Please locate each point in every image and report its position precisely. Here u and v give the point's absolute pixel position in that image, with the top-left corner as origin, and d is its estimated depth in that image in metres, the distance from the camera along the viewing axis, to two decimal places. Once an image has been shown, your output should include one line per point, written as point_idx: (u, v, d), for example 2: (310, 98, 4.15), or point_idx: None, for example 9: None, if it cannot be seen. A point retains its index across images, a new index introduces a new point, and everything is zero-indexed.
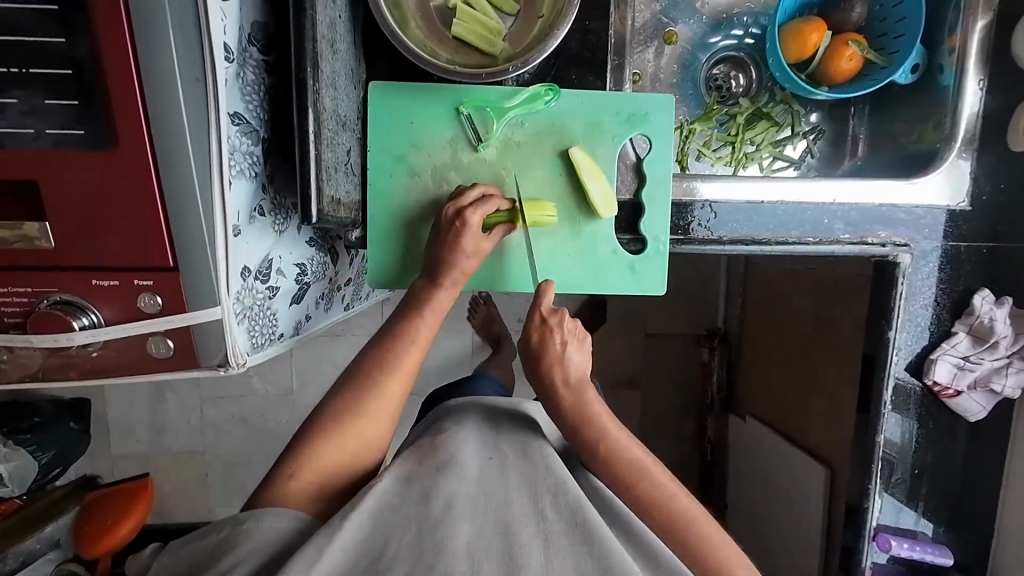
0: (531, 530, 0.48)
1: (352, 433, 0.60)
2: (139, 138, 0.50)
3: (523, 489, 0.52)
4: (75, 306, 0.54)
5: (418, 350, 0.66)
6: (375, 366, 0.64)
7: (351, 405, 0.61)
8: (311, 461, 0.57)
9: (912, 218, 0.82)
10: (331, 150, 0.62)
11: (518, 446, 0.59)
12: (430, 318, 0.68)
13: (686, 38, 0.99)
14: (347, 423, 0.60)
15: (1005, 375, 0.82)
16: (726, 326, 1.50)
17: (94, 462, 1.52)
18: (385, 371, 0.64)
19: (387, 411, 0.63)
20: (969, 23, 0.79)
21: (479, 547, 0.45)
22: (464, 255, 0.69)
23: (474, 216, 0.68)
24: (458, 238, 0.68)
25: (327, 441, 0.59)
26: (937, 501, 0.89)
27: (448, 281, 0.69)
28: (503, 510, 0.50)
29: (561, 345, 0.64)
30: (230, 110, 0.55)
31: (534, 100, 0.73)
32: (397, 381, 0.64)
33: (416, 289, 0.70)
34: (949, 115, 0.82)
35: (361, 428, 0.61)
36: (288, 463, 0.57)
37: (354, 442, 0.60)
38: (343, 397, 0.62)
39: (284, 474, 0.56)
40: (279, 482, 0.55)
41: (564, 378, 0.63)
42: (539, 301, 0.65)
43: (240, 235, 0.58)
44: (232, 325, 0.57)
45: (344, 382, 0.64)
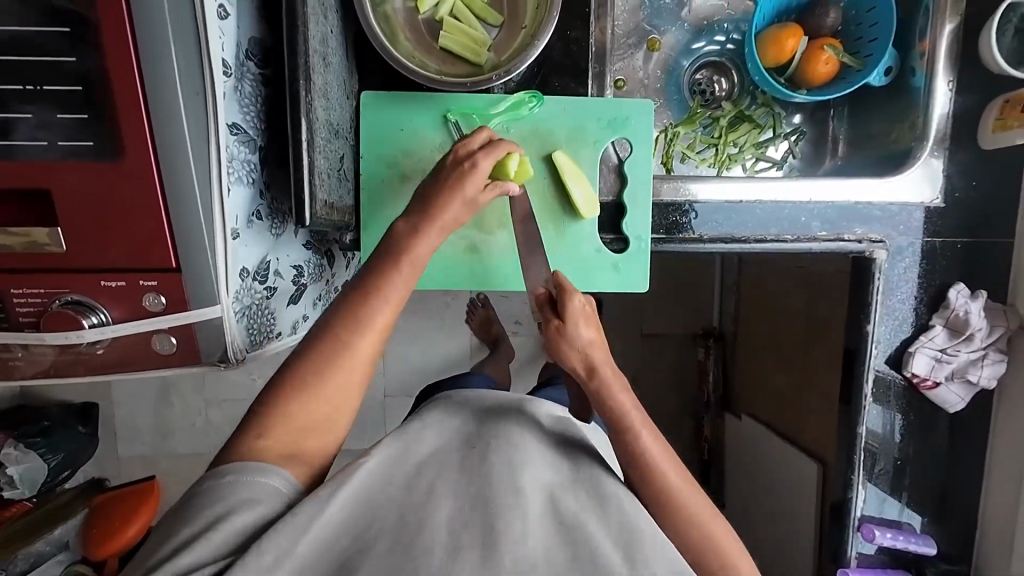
0: (508, 508, 0.49)
1: (325, 392, 0.57)
2: (143, 149, 0.54)
3: (502, 476, 0.51)
4: (84, 306, 0.58)
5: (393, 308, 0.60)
6: (343, 320, 0.58)
7: (322, 362, 0.57)
8: (279, 423, 0.56)
9: (886, 215, 0.85)
10: (324, 157, 0.66)
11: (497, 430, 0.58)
12: (407, 272, 0.61)
13: (670, 45, 1.03)
14: (319, 385, 0.57)
15: (981, 367, 0.84)
16: (721, 325, 1.51)
17: (102, 464, 1.57)
18: (355, 328, 0.58)
19: (358, 371, 0.59)
20: (937, 27, 0.82)
21: (458, 526, 0.47)
22: (461, 198, 0.65)
23: (483, 161, 0.66)
24: (461, 178, 0.65)
25: (299, 402, 0.57)
26: (921, 491, 0.91)
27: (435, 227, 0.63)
28: (484, 490, 0.50)
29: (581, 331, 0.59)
30: (228, 121, 0.58)
31: (518, 107, 0.77)
32: (370, 340, 0.58)
33: (398, 234, 0.63)
34: (922, 115, 0.85)
35: (328, 386, 0.57)
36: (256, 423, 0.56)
37: (325, 401, 0.57)
38: (312, 349, 0.58)
39: (254, 435, 0.55)
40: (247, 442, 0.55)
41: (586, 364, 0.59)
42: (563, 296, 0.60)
43: (239, 238, 0.61)
44: (232, 322, 0.61)
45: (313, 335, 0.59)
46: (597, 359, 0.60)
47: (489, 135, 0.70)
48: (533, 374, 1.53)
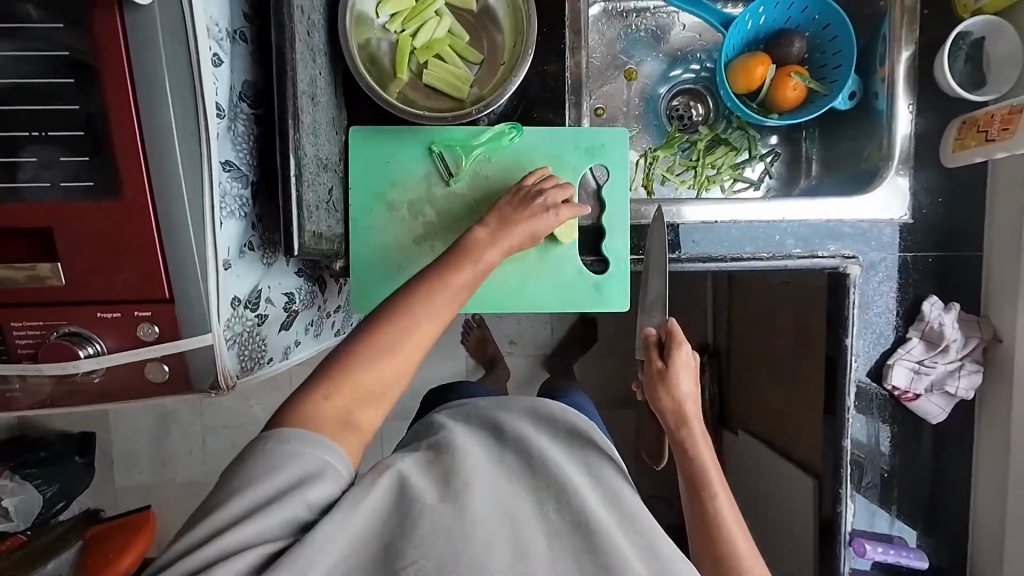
0: (535, 530, 0.51)
1: (383, 365, 0.57)
2: (141, 188, 0.57)
3: (528, 497, 0.54)
4: (81, 336, 0.60)
5: (457, 297, 0.64)
6: (421, 304, 0.62)
7: (397, 335, 0.59)
8: (342, 387, 0.56)
9: (858, 231, 0.88)
10: (313, 190, 0.69)
11: (519, 451, 0.58)
12: (473, 271, 0.67)
13: (647, 75, 1.08)
14: (388, 354, 0.58)
15: (958, 377, 0.86)
16: (714, 341, 1.53)
17: (99, 495, 1.57)
18: (421, 311, 0.61)
19: (418, 345, 0.60)
20: (894, 54, 0.87)
21: (493, 542, 0.48)
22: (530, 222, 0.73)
23: (565, 212, 0.75)
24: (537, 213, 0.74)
25: (363, 371, 0.57)
26: (911, 504, 0.91)
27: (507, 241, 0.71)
28: (512, 508, 0.52)
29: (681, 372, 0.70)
30: (221, 159, 0.62)
31: (499, 138, 0.81)
32: (431, 324, 0.61)
33: (472, 242, 0.69)
34: (886, 135, 0.89)
35: (392, 357, 0.58)
36: (324, 384, 0.56)
37: (391, 372, 0.58)
38: (374, 334, 0.59)
39: (321, 395, 0.55)
40: (314, 403, 0.55)
41: (674, 402, 0.69)
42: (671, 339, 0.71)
43: (230, 268, 0.64)
44: (222, 349, 0.63)
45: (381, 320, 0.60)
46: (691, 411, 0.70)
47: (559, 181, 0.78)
48: (528, 394, 1.54)
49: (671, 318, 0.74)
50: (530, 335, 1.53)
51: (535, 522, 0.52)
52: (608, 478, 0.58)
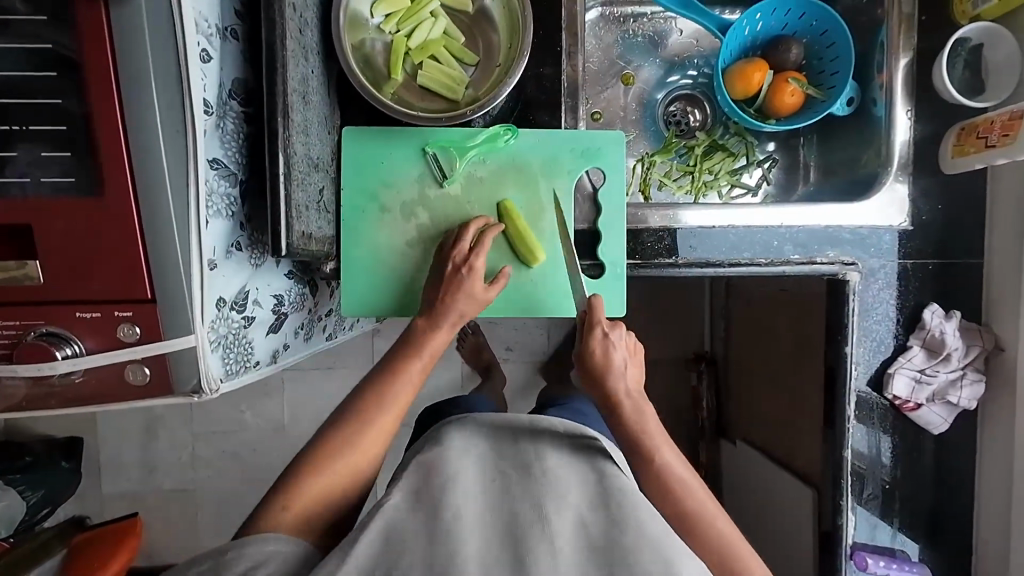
0: (539, 542, 0.51)
1: (338, 465, 0.66)
2: (124, 184, 0.56)
3: (527, 507, 0.55)
4: (59, 337, 0.58)
5: (410, 388, 0.73)
6: (370, 400, 0.71)
7: (346, 440, 0.67)
8: (301, 492, 0.63)
9: (857, 238, 0.87)
10: (303, 190, 0.68)
11: (517, 461, 0.61)
12: (423, 358, 0.74)
13: (645, 80, 1.08)
14: (341, 458, 0.66)
15: (960, 387, 0.85)
16: (712, 349, 1.51)
17: (85, 502, 1.54)
18: (377, 405, 0.70)
19: (376, 438, 0.69)
20: (892, 61, 0.86)
21: (488, 558, 0.50)
22: (465, 298, 0.74)
23: (479, 263, 0.75)
24: (463, 283, 0.74)
25: (321, 473, 0.65)
26: (914, 517, 0.89)
27: (447, 323, 0.75)
28: (512, 522, 0.54)
29: (616, 358, 0.72)
30: (209, 157, 0.61)
31: (494, 139, 0.80)
32: (387, 417, 0.70)
33: (416, 329, 0.75)
34: (885, 142, 0.88)
35: (348, 454, 0.67)
36: (283, 494, 0.63)
37: (347, 473, 0.66)
38: (339, 431, 0.68)
39: (280, 505, 0.62)
40: (277, 510, 0.61)
41: (622, 388, 0.71)
42: (594, 317, 0.72)
43: (216, 268, 0.63)
44: (206, 351, 0.61)
45: (334, 426, 0.69)
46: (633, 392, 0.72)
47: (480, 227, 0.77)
48: (524, 401, 1.52)
49: (595, 296, 0.73)
50: (526, 342, 1.51)
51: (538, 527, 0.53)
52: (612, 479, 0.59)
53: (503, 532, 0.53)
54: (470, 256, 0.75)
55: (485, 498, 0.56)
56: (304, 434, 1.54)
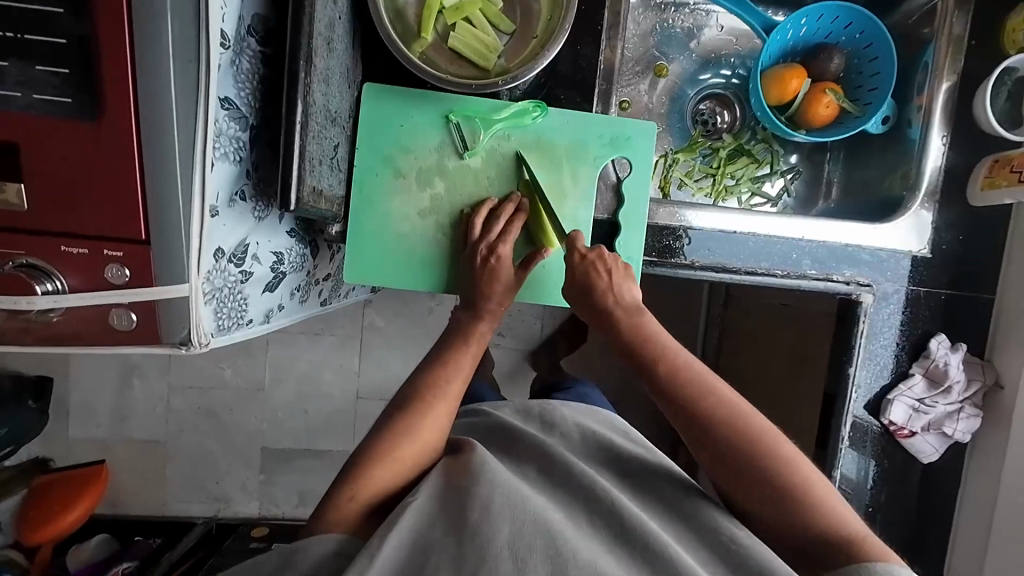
0: (574, 536, 0.54)
1: (398, 456, 0.65)
2: (126, 113, 0.51)
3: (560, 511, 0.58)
4: (40, 271, 0.54)
5: (464, 376, 0.72)
6: (425, 388, 0.69)
7: (404, 430, 0.66)
8: (364, 484, 0.63)
9: (875, 260, 0.85)
10: (318, 144, 0.64)
11: (545, 465, 0.66)
12: (473, 348, 0.74)
13: (677, 73, 1.04)
14: (399, 449, 0.65)
15: (956, 420, 0.85)
16: (703, 356, 1.50)
17: (49, 444, 1.49)
18: (434, 397, 0.69)
19: (434, 431, 0.68)
20: (935, 84, 0.85)
21: (519, 545, 0.52)
22: (502, 287, 0.74)
23: (505, 249, 0.74)
24: (495, 273, 0.74)
25: (381, 465, 0.64)
26: (891, 542, 0.89)
27: (488, 313, 0.75)
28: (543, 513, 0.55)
29: (606, 277, 0.70)
30: (220, 94, 0.56)
31: (522, 115, 0.76)
32: (444, 406, 0.69)
33: (459, 321, 0.75)
34: (915, 167, 0.86)
35: (408, 446, 0.65)
36: (347, 485, 0.63)
37: (407, 466, 0.65)
38: (396, 419, 0.67)
39: (344, 495, 0.62)
40: (341, 503, 0.62)
41: (619, 305, 0.69)
42: (574, 246, 0.72)
43: (218, 216, 0.58)
44: (199, 303, 0.57)
45: (392, 416, 0.68)
46: (631, 307, 0.70)
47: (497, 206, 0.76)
48: (510, 388, 1.50)
49: (573, 232, 0.73)
50: (520, 328, 1.49)
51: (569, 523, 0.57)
52: (639, 483, 0.66)
53: (535, 517, 0.54)
54: (497, 244, 0.74)
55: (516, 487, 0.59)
56: (284, 398, 1.51)
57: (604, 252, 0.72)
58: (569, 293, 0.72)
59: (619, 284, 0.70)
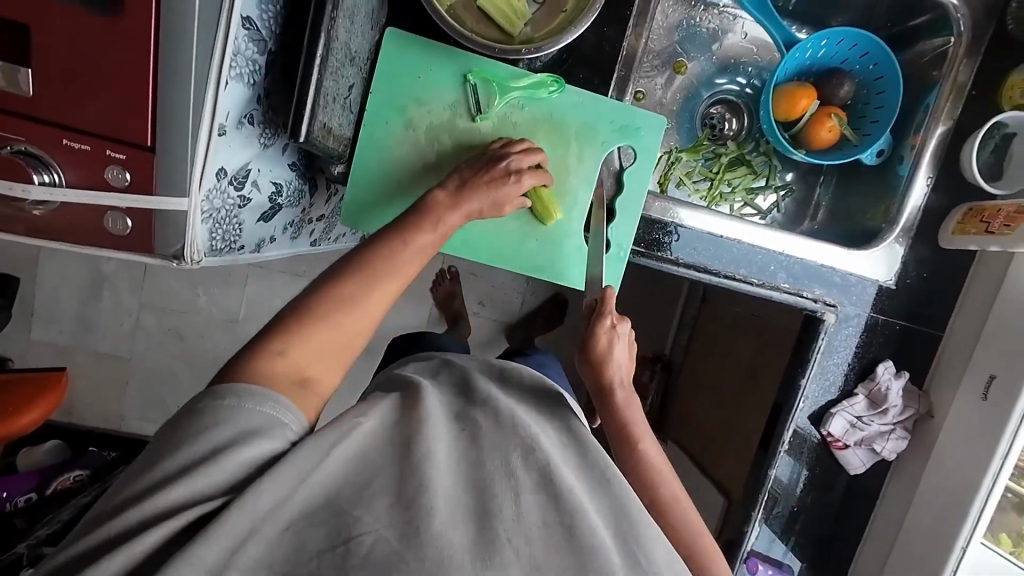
0: (503, 490, 0.52)
1: (335, 325, 0.59)
2: (145, 11, 0.50)
3: (495, 458, 0.55)
4: (39, 161, 0.54)
5: (417, 260, 0.66)
6: (373, 261, 0.63)
7: (348, 296, 0.61)
8: (295, 344, 0.57)
9: (844, 283, 0.91)
10: (334, 80, 0.63)
11: (485, 405, 0.62)
12: (433, 235, 0.68)
13: (694, 73, 1.05)
14: (341, 315, 0.60)
15: (886, 439, 0.92)
16: (670, 354, 1.54)
17: (10, 344, 1.48)
18: (382, 272, 0.63)
19: (375, 308, 0.62)
20: (932, 125, 0.89)
21: (453, 497, 0.50)
22: (487, 198, 0.72)
23: (528, 179, 0.74)
24: (504, 188, 0.73)
25: (314, 328, 0.58)
26: (805, 539, 0.97)
27: (462, 211, 0.70)
28: (478, 467, 0.54)
29: (619, 352, 0.73)
30: (243, 13, 0.55)
31: (539, 87, 0.76)
32: (389, 286, 0.63)
33: (436, 203, 0.70)
34: (898, 203, 0.91)
35: (350, 317, 0.60)
36: (274, 341, 0.57)
37: (346, 334, 0.60)
38: (338, 285, 0.61)
39: (272, 350, 0.56)
40: (265, 358, 0.56)
41: (620, 381, 0.73)
42: (605, 306, 0.73)
43: (224, 136, 0.58)
44: (196, 221, 0.58)
45: (331, 280, 0.61)
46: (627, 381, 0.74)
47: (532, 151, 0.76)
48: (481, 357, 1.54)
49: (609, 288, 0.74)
50: (499, 300, 1.52)
51: (501, 473, 0.53)
52: (579, 443, 0.61)
53: (468, 474, 0.53)
54: (523, 170, 0.73)
55: (455, 438, 0.56)
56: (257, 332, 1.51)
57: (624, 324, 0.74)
58: (581, 344, 0.74)
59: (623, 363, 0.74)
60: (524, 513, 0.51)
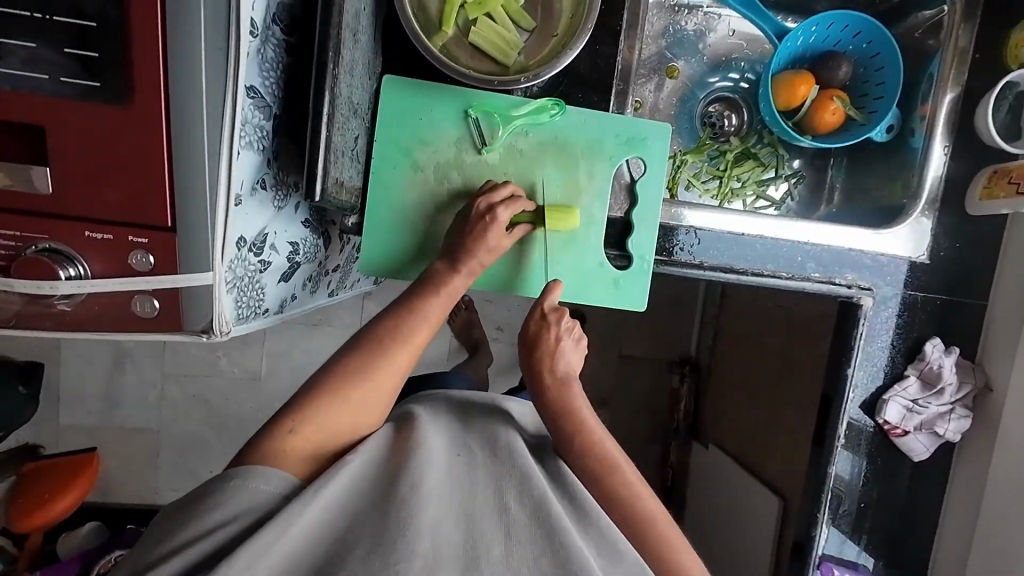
0: (491, 521, 0.55)
1: (351, 395, 0.64)
2: (154, 95, 0.51)
3: (489, 488, 0.58)
4: (63, 256, 0.54)
5: (427, 330, 0.70)
6: (386, 332, 0.68)
7: (356, 373, 0.65)
8: (310, 419, 0.61)
9: (876, 265, 0.88)
10: (341, 134, 0.64)
11: (483, 438, 0.65)
12: (444, 300, 0.72)
13: (686, 76, 1.05)
14: (350, 392, 0.64)
15: (947, 420, 0.88)
16: (697, 355, 1.51)
17: (40, 431, 1.48)
18: (394, 343, 0.68)
19: (388, 379, 0.67)
20: (939, 94, 0.88)
21: (439, 535, 0.51)
22: (485, 249, 0.72)
23: (504, 213, 0.72)
24: (485, 232, 0.72)
25: (328, 403, 0.63)
26: (876, 535, 0.93)
27: (466, 269, 0.72)
28: (469, 499, 0.56)
29: (556, 340, 0.75)
30: (247, 83, 0.56)
31: (540, 112, 0.76)
32: (401, 359, 0.68)
33: (437, 270, 0.72)
34: (917, 176, 0.89)
35: (360, 390, 0.64)
36: (289, 418, 0.60)
37: (355, 410, 0.64)
38: (350, 359, 0.66)
39: (285, 429, 0.60)
40: (278, 437, 0.59)
41: (553, 368, 0.74)
42: (544, 299, 0.76)
43: (241, 205, 0.58)
44: (221, 293, 0.57)
45: (345, 355, 0.67)
46: (566, 373, 0.74)
47: (512, 188, 0.75)
48: (508, 383, 1.51)
49: (553, 282, 0.76)
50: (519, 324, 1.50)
51: (492, 509, 0.56)
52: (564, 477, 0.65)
53: (460, 508, 0.55)
54: (497, 206, 0.72)
55: (451, 471, 0.59)
56: (281, 388, 1.50)
57: (563, 315, 0.76)
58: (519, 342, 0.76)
59: (562, 353, 0.75)
60: (511, 546, 0.53)
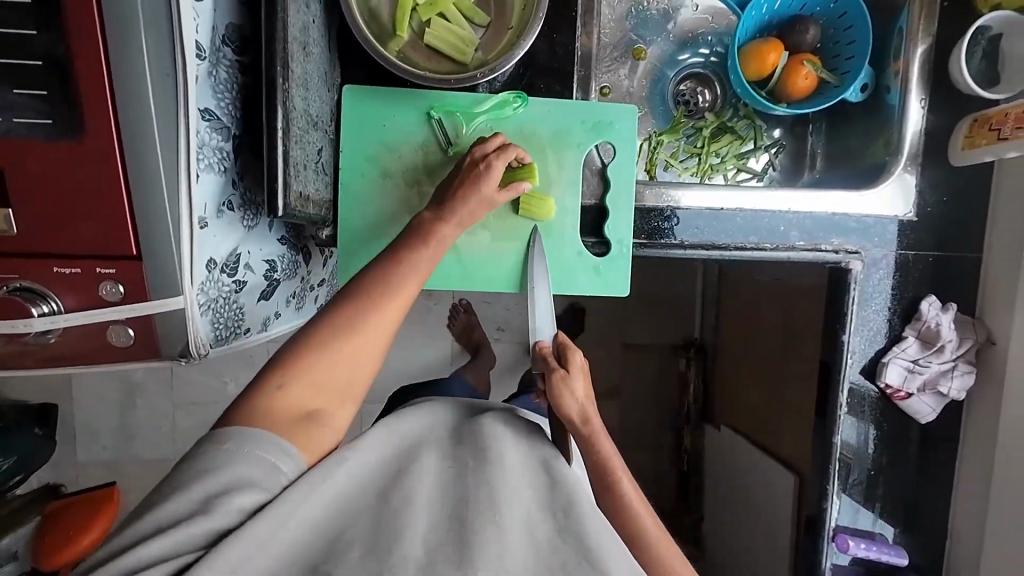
0: (483, 527, 0.51)
1: (339, 351, 0.60)
2: (105, 126, 0.51)
3: (480, 495, 0.54)
4: (34, 293, 0.55)
5: (415, 285, 0.64)
6: (371, 284, 0.62)
7: (347, 324, 0.60)
8: (300, 374, 0.58)
9: (862, 227, 0.87)
10: (301, 148, 0.64)
11: (473, 443, 0.61)
12: (431, 249, 0.67)
13: (655, 56, 1.04)
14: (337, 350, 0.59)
15: (951, 378, 0.86)
16: (701, 336, 1.49)
17: (61, 470, 1.52)
18: (384, 297, 0.62)
19: (378, 335, 0.62)
20: (910, 48, 0.85)
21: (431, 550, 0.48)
22: (478, 197, 0.70)
23: (498, 164, 0.71)
24: (478, 181, 0.70)
25: (313, 364, 0.59)
26: (890, 502, 0.91)
27: (455, 218, 0.69)
28: (460, 508, 0.53)
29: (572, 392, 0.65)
30: (200, 106, 0.56)
31: (503, 106, 0.76)
32: (390, 311, 0.62)
33: (424, 222, 0.69)
34: (896, 132, 0.87)
35: (351, 347, 0.60)
36: (278, 373, 0.58)
37: (343, 367, 0.60)
38: (336, 314, 0.61)
39: (274, 383, 0.57)
40: (269, 392, 0.57)
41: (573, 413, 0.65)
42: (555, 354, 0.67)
43: (207, 227, 0.59)
44: (195, 315, 0.58)
45: (331, 309, 0.61)
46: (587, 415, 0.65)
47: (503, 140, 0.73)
48: (512, 382, 1.51)
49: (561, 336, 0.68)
50: (517, 321, 1.49)
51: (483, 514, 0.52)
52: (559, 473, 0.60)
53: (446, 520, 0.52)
54: (491, 157, 0.71)
55: (440, 484, 0.55)
56: None
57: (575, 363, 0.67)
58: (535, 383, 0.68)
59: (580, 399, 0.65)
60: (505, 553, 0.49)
